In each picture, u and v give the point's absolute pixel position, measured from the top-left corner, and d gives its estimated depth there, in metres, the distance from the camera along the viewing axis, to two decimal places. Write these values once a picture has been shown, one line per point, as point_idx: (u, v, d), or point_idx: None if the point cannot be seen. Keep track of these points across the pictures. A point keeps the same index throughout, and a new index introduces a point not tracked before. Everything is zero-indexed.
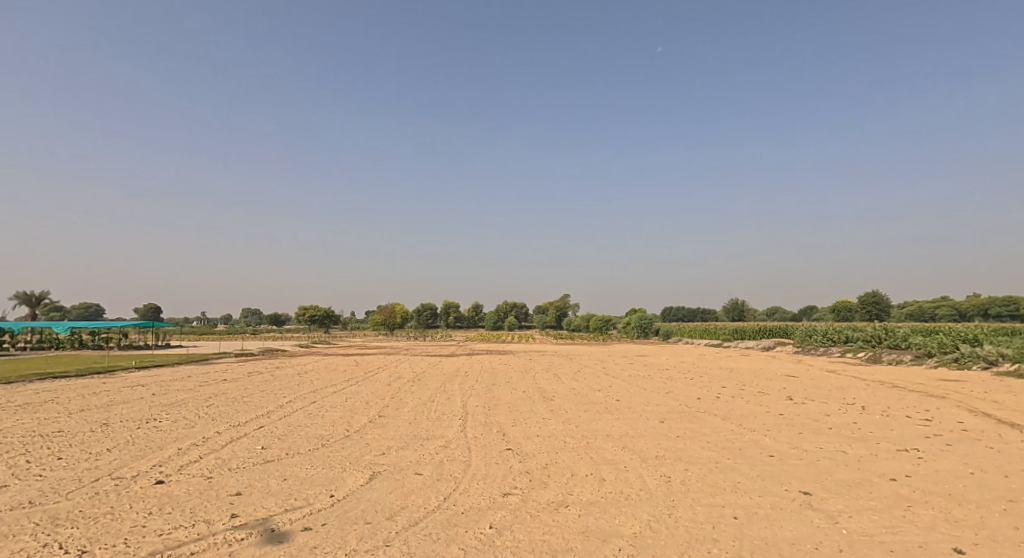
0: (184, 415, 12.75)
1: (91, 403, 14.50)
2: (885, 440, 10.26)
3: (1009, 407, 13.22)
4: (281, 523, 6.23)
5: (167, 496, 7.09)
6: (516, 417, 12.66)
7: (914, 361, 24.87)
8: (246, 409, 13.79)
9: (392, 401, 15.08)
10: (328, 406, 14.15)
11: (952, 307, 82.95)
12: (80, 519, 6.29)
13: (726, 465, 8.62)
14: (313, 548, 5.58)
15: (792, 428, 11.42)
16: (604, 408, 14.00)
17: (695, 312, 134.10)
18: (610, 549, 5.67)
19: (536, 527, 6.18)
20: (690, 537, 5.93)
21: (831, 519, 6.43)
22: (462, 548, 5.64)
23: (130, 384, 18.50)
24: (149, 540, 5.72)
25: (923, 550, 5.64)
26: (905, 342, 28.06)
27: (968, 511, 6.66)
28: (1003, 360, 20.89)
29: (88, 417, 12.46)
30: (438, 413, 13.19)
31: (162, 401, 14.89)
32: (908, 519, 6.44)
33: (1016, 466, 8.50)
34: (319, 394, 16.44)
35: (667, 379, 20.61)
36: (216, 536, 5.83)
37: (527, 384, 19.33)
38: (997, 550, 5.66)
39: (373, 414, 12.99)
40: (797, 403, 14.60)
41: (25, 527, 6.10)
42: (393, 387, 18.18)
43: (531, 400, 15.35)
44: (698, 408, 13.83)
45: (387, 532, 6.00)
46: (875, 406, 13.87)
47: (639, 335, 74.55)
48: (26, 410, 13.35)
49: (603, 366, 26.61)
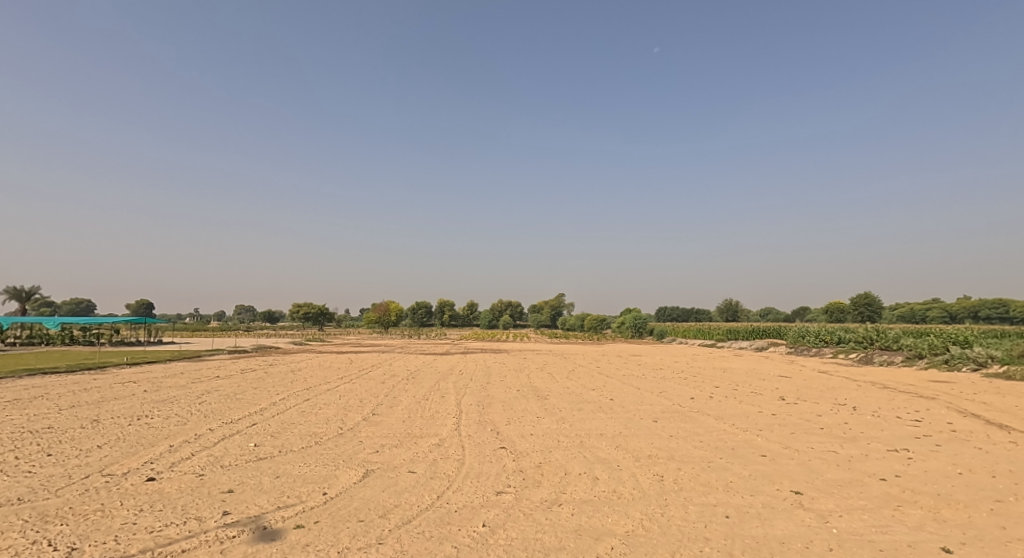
0: (176, 413, 12.62)
1: (83, 399, 14.41)
2: (876, 440, 10.39)
3: (996, 407, 13.48)
4: (273, 521, 6.21)
5: (159, 494, 7.05)
6: (510, 416, 12.58)
7: (906, 361, 25.23)
8: (237, 406, 13.67)
9: (385, 399, 15.01)
10: (321, 404, 14.05)
11: (944, 311, 84.18)
12: (68, 516, 6.24)
13: (718, 464, 8.66)
14: (306, 547, 5.55)
15: (783, 428, 11.49)
16: (597, 407, 14.00)
17: (689, 312, 135.41)
18: (602, 548, 5.68)
19: (528, 526, 6.18)
20: (682, 536, 5.96)
21: (821, 519, 6.48)
22: (455, 547, 5.64)
23: (123, 381, 18.38)
24: (139, 538, 5.69)
25: (911, 549, 5.70)
26: (897, 341, 28.51)
27: (957, 511, 6.74)
28: (991, 361, 21.21)
29: (78, 414, 12.30)
30: (431, 411, 13.13)
31: (154, 398, 14.81)
32: (897, 519, 6.50)
33: (1005, 466, 8.63)
34: (312, 392, 16.28)
35: (661, 378, 20.66)
36: (208, 534, 5.81)
37: (522, 382, 19.32)
38: (985, 549, 5.73)
39: (366, 412, 12.91)
40: (788, 403, 14.70)
41: (14, 524, 6.06)
42: (387, 385, 17.97)
43: (526, 399, 15.33)
44: (691, 408, 13.86)
45: (380, 531, 5.98)
46: (865, 406, 14.02)
47: (634, 335, 74.62)
48: (16, 406, 13.30)
49: (599, 365, 26.69)
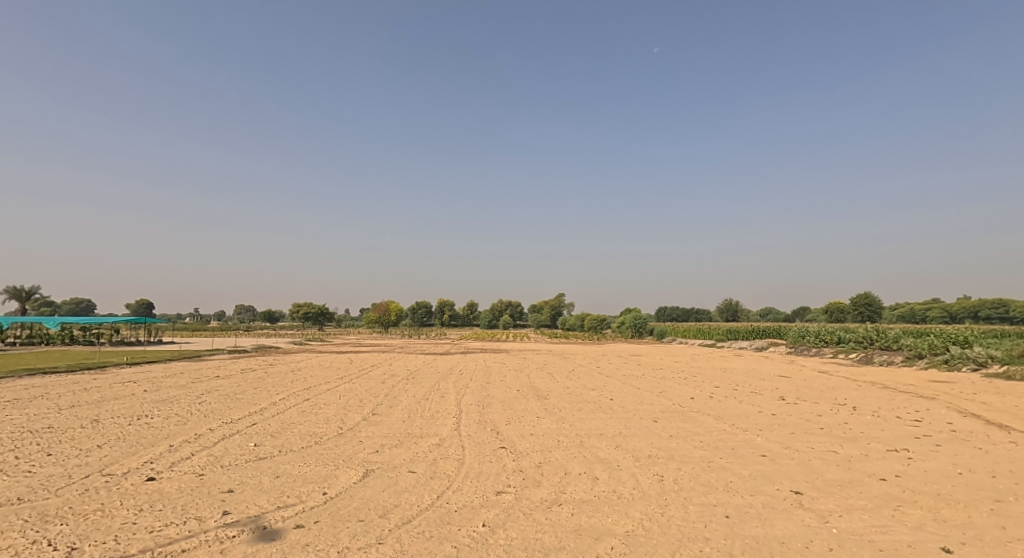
0: (175, 412, 12.62)
1: (82, 399, 14.39)
2: (876, 440, 10.39)
3: (996, 407, 13.48)
4: (273, 521, 6.20)
5: (158, 494, 7.05)
6: (510, 416, 12.57)
7: (906, 361, 25.23)
8: (237, 405, 13.67)
9: (385, 399, 15.01)
10: (321, 404, 14.04)
11: (944, 311, 84.22)
12: (68, 516, 6.23)
13: (718, 464, 8.66)
14: (306, 547, 5.55)
15: (783, 428, 11.49)
16: (597, 407, 13.99)
17: (689, 312, 135.36)
18: (602, 548, 5.67)
19: (528, 526, 6.18)
20: (682, 536, 5.96)
21: (821, 519, 6.48)
22: (455, 547, 5.63)
23: (123, 380, 18.36)
24: (139, 538, 5.69)
25: (911, 549, 5.70)
26: (897, 341, 28.52)
27: (957, 511, 6.73)
28: (991, 361, 21.20)
29: (77, 414, 12.29)
30: (431, 411, 13.12)
31: (153, 397, 14.79)
32: (896, 519, 6.50)
33: (1005, 466, 8.62)
34: (312, 392, 16.26)
35: (662, 378, 20.65)
36: (208, 534, 5.81)
37: (522, 382, 19.31)
38: (985, 549, 5.73)
39: (366, 412, 12.91)
40: (788, 403, 14.69)
41: (14, 523, 6.06)
42: (387, 385, 17.94)
43: (526, 399, 15.33)
44: (691, 408, 13.86)
45: (380, 531, 5.98)
46: (865, 406, 14.01)
47: (634, 335, 74.61)
48: (16, 406, 13.29)
49: (600, 365, 26.68)
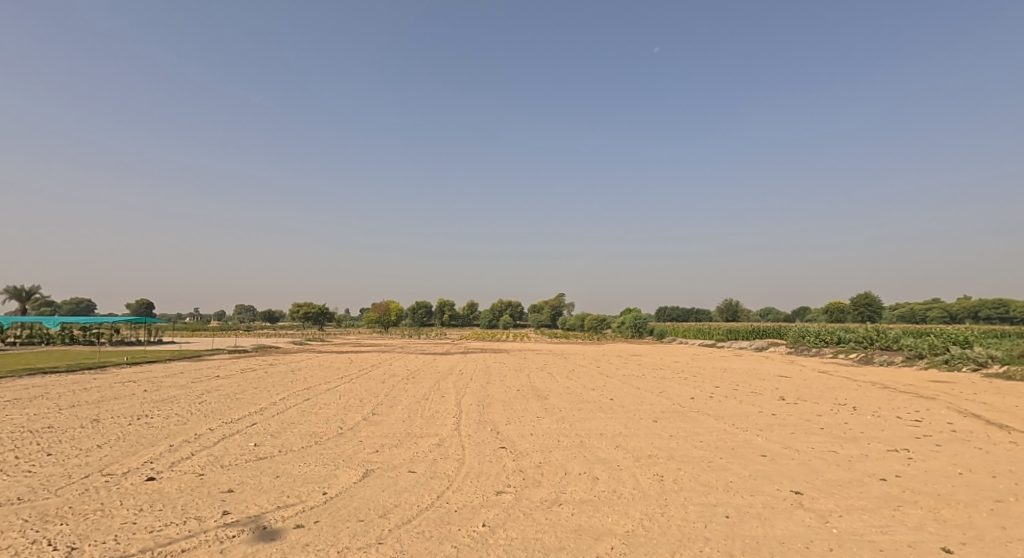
0: (175, 412, 12.61)
1: (82, 399, 14.36)
2: (875, 440, 10.39)
3: (996, 407, 13.48)
4: (273, 521, 6.20)
5: (158, 494, 7.05)
6: (510, 416, 12.57)
7: (905, 361, 25.24)
8: (237, 405, 13.66)
9: (385, 399, 15.00)
10: (321, 404, 14.03)
11: (944, 311, 84.23)
12: (68, 516, 6.23)
13: (718, 464, 8.65)
14: (305, 547, 5.55)
15: (783, 427, 11.49)
16: (597, 407, 13.99)
17: (689, 312, 135.25)
18: (602, 548, 5.67)
19: (528, 526, 6.18)
20: (681, 536, 5.96)
21: (821, 519, 6.47)
22: (455, 547, 5.63)
23: (123, 380, 18.35)
24: (139, 538, 5.69)
25: (912, 550, 5.70)
26: (897, 341, 28.53)
27: (957, 511, 6.73)
28: (991, 361, 21.21)
29: (77, 414, 12.27)
30: (431, 411, 13.12)
31: (153, 398, 14.76)
32: (897, 519, 6.50)
33: (1005, 466, 8.62)
34: (311, 392, 16.24)
35: (662, 378, 20.64)
36: (208, 533, 5.81)
37: (522, 382, 19.33)
38: (985, 549, 5.72)
39: (365, 412, 12.90)
40: (788, 403, 14.68)
41: (14, 523, 6.05)
42: (387, 385, 17.94)
43: (526, 399, 15.33)
44: (691, 407, 13.85)
45: (379, 531, 5.98)
46: (865, 406, 14.02)
47: (634, 335, 74.59)
48: (16, 406, 13.29)
49: (600, 365, 26.68)
